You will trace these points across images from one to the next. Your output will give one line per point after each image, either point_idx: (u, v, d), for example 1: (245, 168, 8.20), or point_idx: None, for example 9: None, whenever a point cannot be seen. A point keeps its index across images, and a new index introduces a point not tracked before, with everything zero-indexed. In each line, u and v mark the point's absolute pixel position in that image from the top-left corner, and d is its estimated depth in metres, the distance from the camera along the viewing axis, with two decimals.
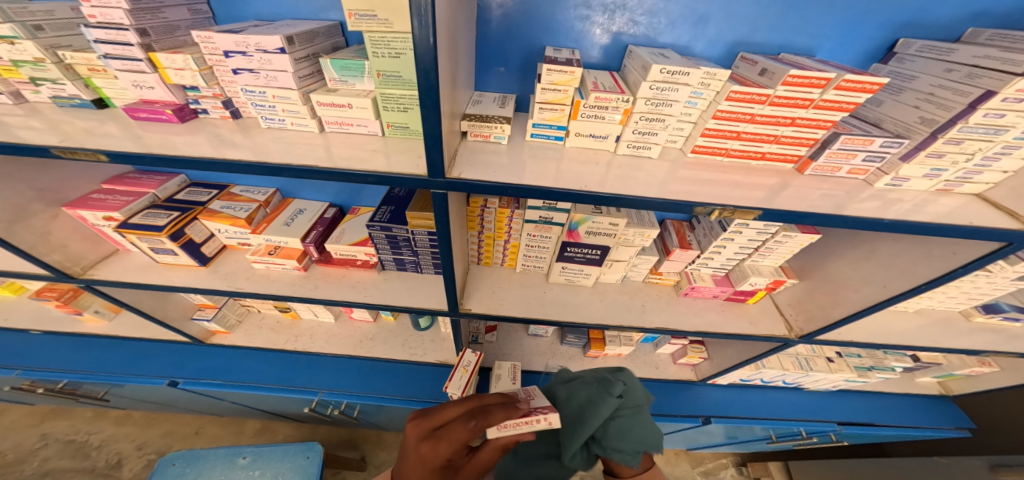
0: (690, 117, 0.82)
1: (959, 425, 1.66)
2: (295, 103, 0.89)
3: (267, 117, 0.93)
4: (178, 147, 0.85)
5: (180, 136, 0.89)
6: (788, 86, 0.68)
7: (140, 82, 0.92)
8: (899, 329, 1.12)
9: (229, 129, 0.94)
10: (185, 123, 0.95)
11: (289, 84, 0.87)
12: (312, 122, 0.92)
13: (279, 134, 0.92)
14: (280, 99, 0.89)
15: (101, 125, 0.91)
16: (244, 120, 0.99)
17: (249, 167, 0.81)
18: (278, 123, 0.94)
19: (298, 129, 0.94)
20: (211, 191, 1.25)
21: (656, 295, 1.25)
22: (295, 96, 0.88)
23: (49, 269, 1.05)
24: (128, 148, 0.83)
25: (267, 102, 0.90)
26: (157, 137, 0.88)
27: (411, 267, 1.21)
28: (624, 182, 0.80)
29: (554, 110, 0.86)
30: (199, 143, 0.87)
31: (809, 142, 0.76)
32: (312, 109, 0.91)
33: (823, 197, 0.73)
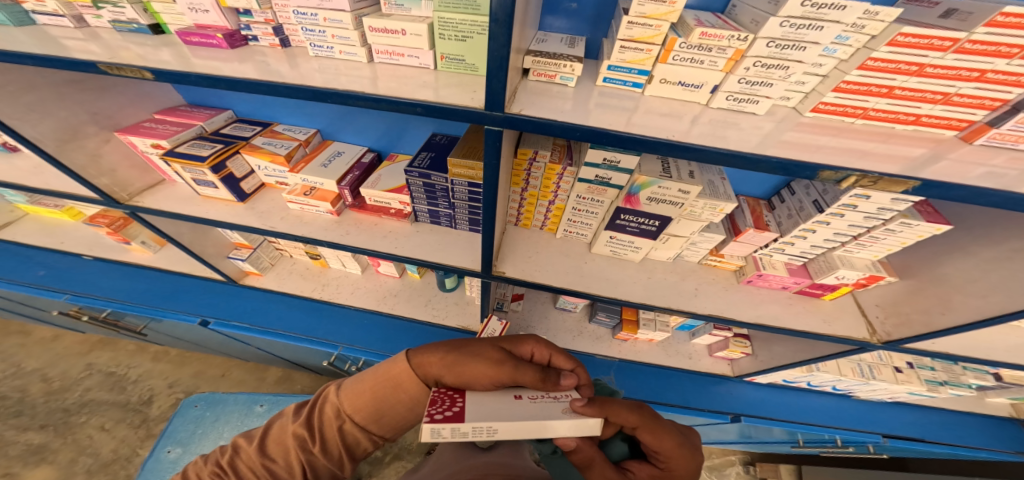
0: (819, 69, 0.66)
1: (1022, 450, 1.51)
2: (345, 28, 0.76)
3: (316, 44, 0.81)
4: (225, 71, 0.74)
5: (227, 62, 0.77)
6: (992, 28, 0.53)
7: (195, 5, 0.81)
8: (1005, 345, 0.98)
9: (275, 57, 0.81)
10: (235, 51, 0.83)
11: (343, 5, 0.74)
12: (362, 51, 0.79)
13: (325, 63, 0.80)
14: (330, 23, 0.76)
15: (155, 50, 0.80)
16: (293, 50, 0.85)
17: (300, 93, 0.71)
18: (326, 52, 0.81)
19: (347, 58, 0.81)
20: (255, 127, 1.16)
21: (712, 279, 1.14)
22: (347, 19, 0.74)
23: (97, 192, 1.02)
24: (175, 68, 0.74)
25: (317, 26, 0.78)
26: (204, 63, 0.76)
27: (446, 220, 1.13)
28: (714, 140, 0.66)
29: (638, 51, 0.71)
30: (246, 71, 0.75)
31: (993, 104, 0.59)
32: (364, 36, 0.78)
33: (987, 175, 0.58)
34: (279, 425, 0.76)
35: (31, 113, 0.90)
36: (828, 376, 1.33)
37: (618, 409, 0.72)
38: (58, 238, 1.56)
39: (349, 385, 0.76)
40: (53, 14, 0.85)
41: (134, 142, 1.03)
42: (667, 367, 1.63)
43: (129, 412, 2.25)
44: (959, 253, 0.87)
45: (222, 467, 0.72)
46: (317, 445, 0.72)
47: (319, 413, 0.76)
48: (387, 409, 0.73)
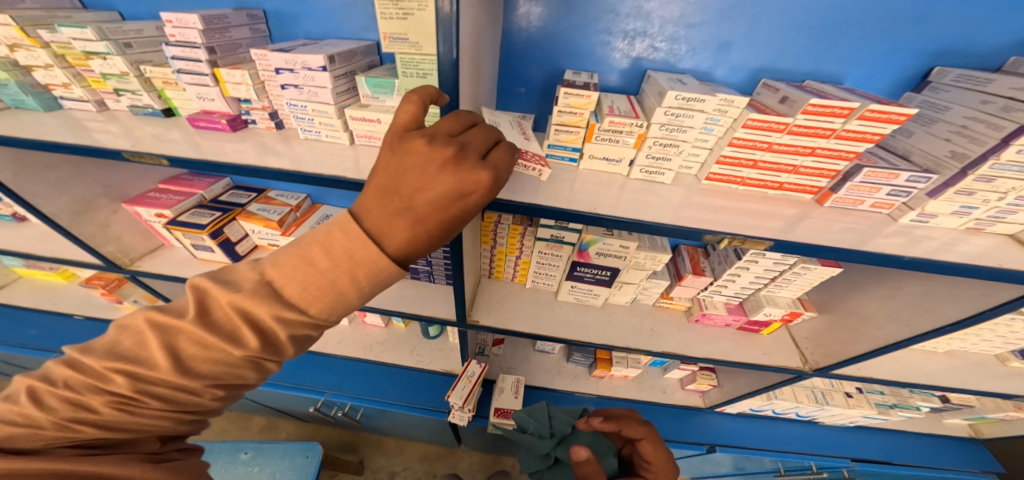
0: (705, 143, 0.84)
1: (987, 469, 1.55)
2: (331, 117, 0.91)
3: (306, 129, 0.95)
4: (229, 153, 0.88)
5: (231, 143, 0.92)
6: (809, 115, 0.71)
7: (204, 95, 0.93)
8: (911, 370, 1.15)
9: (272, 137, 0.96)
10: (237, 133, 0.97)
11: (328, 99, 0.88)
12: (344, 134, 0.94)
13: (315, 145, 0.95)
14: (319, 113, 0.91)
15: (167, 131, 0.94)
16: (286, 131, 1.00)
17: (286, 176, 0.83)
18: (314, 135, 0.96)
19: (332, 141, 0.96)
20: (250, 194, 1.27)
21: (667, 320, 1.25)
22: (331, 111, 0.89)
23: (103, 259, 1.13)
24: (185, 150, 0.87)
25: (307, 115, 0.92)
26: (213, 144, 0.91)
27: (425, 276, 1.24)
28: (635, 208, 0.81)
29: (570, 132, 0.87)
30: (246, 150, 0.89)
31: (830, 174, 0.79)
32: (346, 123, 0.93)
33: (843, 230, 0.76)
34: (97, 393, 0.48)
35: (52, 190, 1.01)
36: (786, 404, 1.43)
37: (629, 420, 0.94)
38: (52, 299, 1.63)
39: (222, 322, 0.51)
40: (79, 99, 0.99)
41: (138, 211, 1.13)
42: (644, 402, 1.69)
43: None
44: (856, 290, 1.05)
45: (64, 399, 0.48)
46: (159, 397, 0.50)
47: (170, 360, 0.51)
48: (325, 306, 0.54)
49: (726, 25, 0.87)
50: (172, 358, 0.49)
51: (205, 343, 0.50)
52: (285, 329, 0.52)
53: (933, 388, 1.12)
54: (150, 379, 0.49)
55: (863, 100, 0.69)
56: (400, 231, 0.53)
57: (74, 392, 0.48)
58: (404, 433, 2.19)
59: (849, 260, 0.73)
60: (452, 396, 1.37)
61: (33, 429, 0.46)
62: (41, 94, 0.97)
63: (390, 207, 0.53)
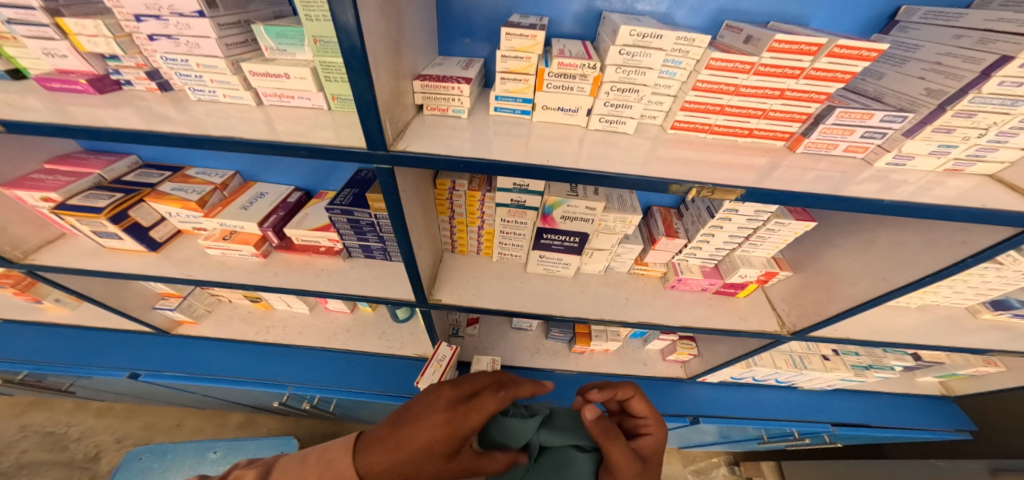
0: (668, 89, 0.74)
1: (959, 426, 1.56)
2: (223, 72, 0.76)
3: (195, 88, 0.79)
4: (99, 117, 0.72)
5: (103, 109, 0.74)
6: (775, 53, 0.62)
7: (51, 50, 0.77)
8: (883, 328, 1.13)
9: (158, 101, 0.79)
10: (105, 96, 0.80)
11: (215, 52, 0.74)
12: (247, 94, 0.79)
13: (210, 107, 0.79)
14: (206, 69, 0.75)
15: (21, 97, 0.75)
16: (174, 93, 0.83)
17: (170, 140, 0.69)
18: (209, 96, 0.80)
19: (232, 102, 0.80)
20: (164, 173, 1.11)
21: (642, 287, 1.19)
22: (221, 64, 0.74)
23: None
24: (41, 118, 0.70)
25: (192, 71, 0.77)
26: (81, 110, 0.73)
27: (380, 253, 1.13)
28: (598, 163, 0.71)
29: (517, 81, 0.76)
30: (127, 118, 0.73)
31: (801, 118, 0.70)
32: (246, 80, 0.78)
33: (816, 178, 0.68)
34: None
35: None
36: (766, 371, 1.42)
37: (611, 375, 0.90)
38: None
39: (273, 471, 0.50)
40: None
41: (20, 197, 0.94)
42: (625, 375, 1.65)
43: (75, 469, 2.11)
44: (828, 245, 0.99)
45: None
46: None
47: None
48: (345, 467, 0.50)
49: None
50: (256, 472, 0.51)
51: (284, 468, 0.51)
52: (432, 429, 0.52)
53: (908, 345, 1.10)
54: (410, 413, 0.54)
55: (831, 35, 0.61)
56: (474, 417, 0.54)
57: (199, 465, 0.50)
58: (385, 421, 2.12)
59: (827, 208, 0.66)
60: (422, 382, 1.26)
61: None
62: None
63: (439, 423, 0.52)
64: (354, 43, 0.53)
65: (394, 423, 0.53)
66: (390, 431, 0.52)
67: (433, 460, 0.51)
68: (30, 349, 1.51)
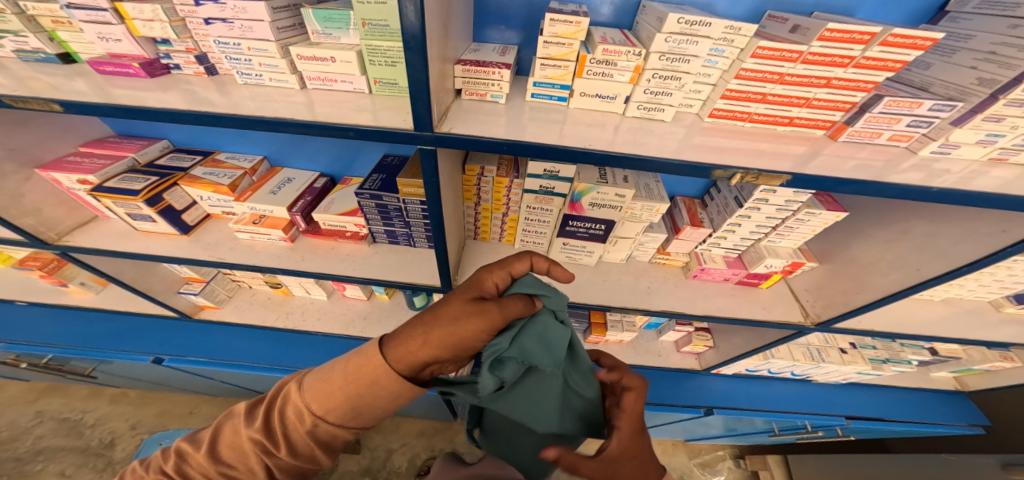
0: (708, 78, 0.75)
1: (974, 421, 1.57)
2: (273, 56, 0.75)
3: (243, 72, 0.79)
4: (144, 97, 0.72)
5: (149, 92, 0.74)
6: (825, 42, 0.62)
7: (105, 35, 0.76)
8: (905, 319, 1.14)
9: (203, 86, 0.78)
10: (156, 80, 0.80)
11: (267, 36, 0.74)
12: (292, 78, 0.78)
13: (256, 91, 0.78)
14: (256, 52, 0.75)
15: (69, 81, 0.75)
16: (221, 78, 0.83)
17: (214, 121, 0.68)
18: (255, 79, 0.79)
19: (278, 85, 0.79)
20: (194, 157, 1.12)
21: (664, 276, 1.20)
22: (272, 48, 0.74)
23: (22, 234, 0.92)
24: (89, 100, 0.70)
25: (242, 55, 0.76)
26: (127, 93, 0.73)
27: (404, 239, 1.13)
28: (634, 148, 0.72)
29: (557, 67, 0.77)
30: (172, 101, 0.71)
31: (845, 106, 0.70)
32: (293, 64, 0.77)
33: (857, 167, 0.68)
34: (232, 430, 0.66)
35: None
36: (782, 363, 1.43)
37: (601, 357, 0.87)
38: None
39: (311, 383, 0.64)
40: None
41: (57, 179, 0.95)
42: (639, 366, 1.67)
43: (90, 456, 2.14)
44: (859, 236, 0.99)
45: (167, 472, 0.65)
46: (281, 449, 0.63)
47: (280, 413, 0.65)
48: (366, 406, 0.63)
49: None
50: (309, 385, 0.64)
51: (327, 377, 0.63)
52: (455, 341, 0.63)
53: (930, 337, 1.10)
54: (432, 337, 0.62)
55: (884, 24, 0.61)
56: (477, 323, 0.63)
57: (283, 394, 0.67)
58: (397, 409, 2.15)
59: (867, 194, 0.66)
60: None
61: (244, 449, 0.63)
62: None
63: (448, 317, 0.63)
64: (408, 27, 0.54)
65: (426, 317, 0.64)
66: (424, 321, 0.64)
67: (466, 321, 0.63)
68: (54, 332, 1.52)
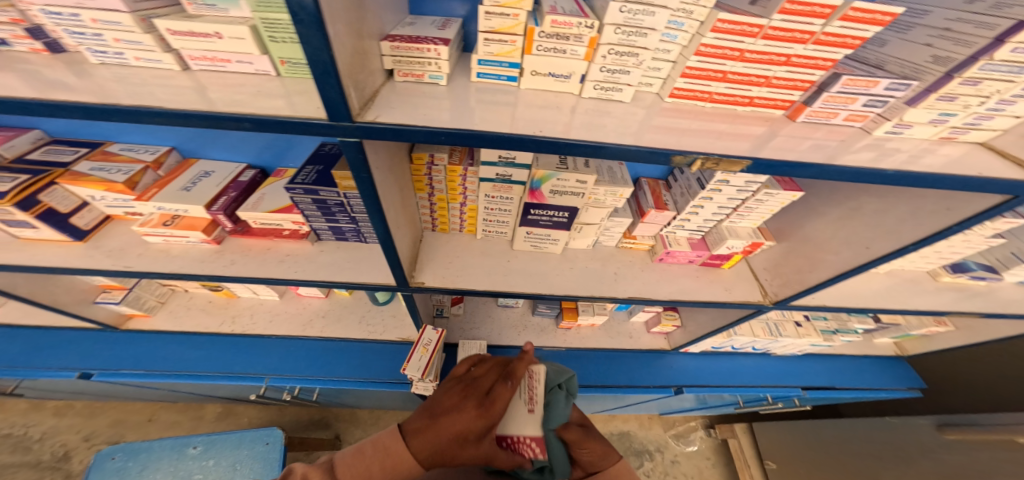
0: (667, 55, 0.69)
1: (912, 385, 1.70)
2: (131, 30, 0.60)
3: (96, 50, 0.63)
4: None
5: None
6: (786, 15, 0.58)
7: None
8: (855, 294, 1.18)
9: (46, 65, 0.62)
10: None
11: (117, 5, 0.59)
12: (168, 57, 0.63)
13: (120, 73, 0.63)
14: (106, 25, 0.59)
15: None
16: (70, 56, 0.66)
17: (63, 110, 0.54)
18: (115, 59, 0.63)
19: (148, 66, 0.64)
20: (77, 149, 0.95)
21: (630, 261, 1.17)
22: (127, 20, 0.59)
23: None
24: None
25: (88, 29, 0.60)
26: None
27: (353, 235, 1.04)
28: (588, 132, 0.66)
29: (503, 43, 0.69)
30: (10, 84, 0.57)
31: (804, 85, 0.67)
32: (164, 39, 0.62)
33: (813, 147, 0.66)
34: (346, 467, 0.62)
35: None
36: (744, 339, 1.47)
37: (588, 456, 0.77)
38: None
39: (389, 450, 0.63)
40: None
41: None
42: (611, 349, 1.68)
43: (46, 470, 1.98)
44: (814, 214, 1.00)
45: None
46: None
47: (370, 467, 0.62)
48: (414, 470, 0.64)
49: None
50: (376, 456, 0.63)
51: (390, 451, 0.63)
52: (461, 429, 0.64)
53: (876, 309, 1.15)
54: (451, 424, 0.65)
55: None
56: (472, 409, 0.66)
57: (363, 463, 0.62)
58: (372, 405, 2.10)
59: (822, 178, 0.64)
60: (409, 368, 1.24)
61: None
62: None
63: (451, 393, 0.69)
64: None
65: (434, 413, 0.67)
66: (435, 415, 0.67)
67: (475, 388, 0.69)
68: None
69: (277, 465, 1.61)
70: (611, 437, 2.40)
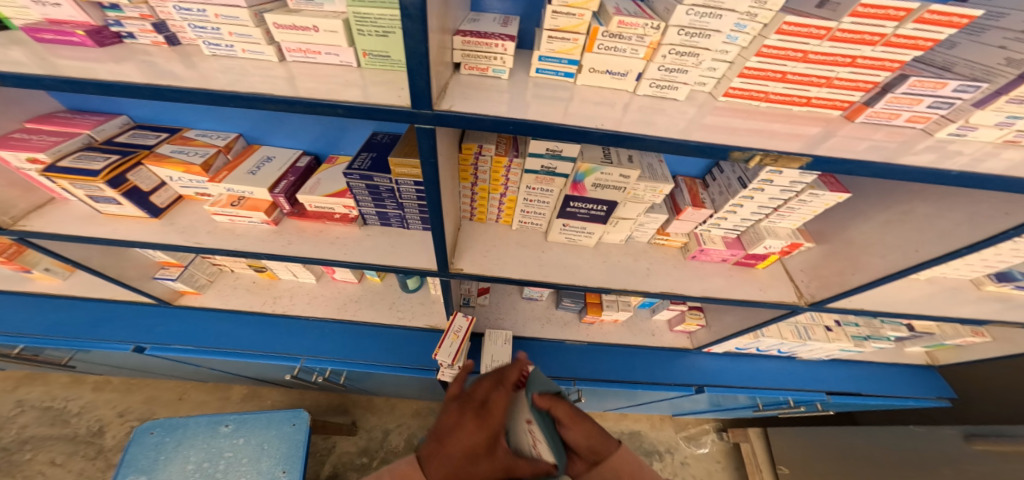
0: (726, 56, 0.71)
1: (942, 395, 1.69)
2: (245, 25, 0.66)
3: (211, 42, 0.69)
4: (96, 68, 0.63)
5: (100, 63, 0.64)
6: (856, 18, 0.59)
7: None
8: (890, 299, 1.17)
9: (164, 55, 0.69)
10: (106, 50, 0.69)
11: (237, 1, 0.65)
12: (270, 49, 0.69)
13: (227, 63, 0.69)
14: (225, 20, 0.66)
15: (2, 50, 0.64)
16: (184, 48, 0.72)
17: (179, 95, 0.61)
18: (226, 51, 0.70)
19: (252, 58, 0.70)
20: (160, 134, 1.03)
21: (663, 258, 1.19)
22: (244, 15, 0.64)
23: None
24: (30, 72, 0.60)
25: (209, 23, 0.67)
26: (72, 64, 0.63)
27: (397, 221, 1.09)
28: (646, 128, 0.68)
29: (565, 41, 0.72)
30: (129, 72, 0.63)
31: (866, 87, 0.68)
32: (270, 33, 0.68)
33: (871, 148, 0.67)
34: None
35: None
36: (772, 341, 1.48)
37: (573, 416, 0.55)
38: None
39: None
40: None
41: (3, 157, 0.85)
42: (633, 345, 1.70)
43: (80, 444, 2.08)
44: (861, 216, 1.00)
45: None
46: None
47: None
48: None
49: None
50: None
51: None
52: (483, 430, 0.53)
53: (911, 315, 1.15)
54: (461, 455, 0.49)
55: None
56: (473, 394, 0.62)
57: None
58: (392, 391, 2.15)
59: (872, 176, 0.65)
60: (440, 354, 1.28)
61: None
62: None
63: None
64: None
65: None
66: None
67: None
68: (20, 322, 1.42)
69: (303, 447, 1.68)
70: (622, 435, 2.42)
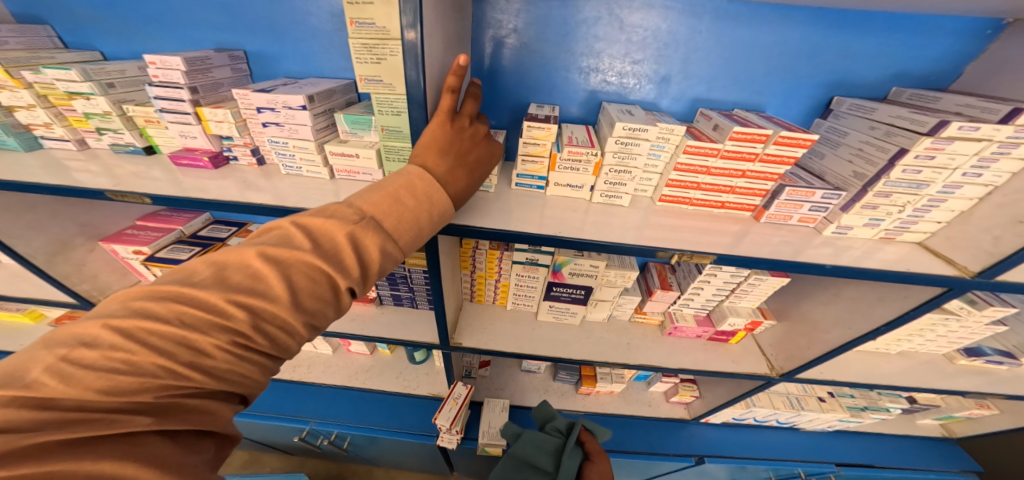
0: (655, 169, 0.93)
1: (967, 467, 1.60)
2: (311, 152, 0.93)
3: (288, 165, 0.96)
4: (208, 189, 0.88)
5: (211, 180, 0.92)
6: (735, 141, 0.80)
7: (186, 133, 0.94)
8: (864, 371, 1.23)
9: (254, 174, 0.97)
10: (218, 170, 0.98)
11: (308, 136, 0.90)
12: (324, 170, 0.95)
13: (296, 181, 0.95)
14: (299, 150, 0.92)
15: (148, 169, 0.94)
16: (268, 166, 1.01)
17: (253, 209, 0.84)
18: (295, 171, 0.97)
19: (312, 176, 0.97)
20: (231, 228, 1.26)
21: (642, 334, 1.31)
22: (312, 147, 0.91)
23: (76, 298, 1.09)
24: (160, 189, 0.86)
25: (288, 151, 0.93)
26: (190, 183, 0.90)
27: (408, 301, 1.27)
28: (600, 230, 0.87)
29: (535, 162, 0.95)
30: (228, 187, 0.90)
31: (761, 193, 0.87)
32: (326, 158, 0.95)
33: (781, 242, 0.84)
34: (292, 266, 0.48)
35: (30, 231, 0.98)
36: (765, 411, 1.50)
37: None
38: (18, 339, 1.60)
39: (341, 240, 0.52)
40: (60, 139, 0.98)
41: (115, 249, 1.11)
42: (630, 415, 1.72)
43: None
44: (806, 297, 1.13)
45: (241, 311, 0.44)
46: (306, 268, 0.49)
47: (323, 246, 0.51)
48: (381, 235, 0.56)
49: (664, 62, 0.98)
50: (290, 290, 0.47)
51: (314, 277, 0.49)
52: (379, 263, 0.54)
53: (887, 387, 1.19)
54: (266, 313, 0.46)
55: (776, 129, 0.79)
56: (463, 180, 0.65)
57: (193, 331, 0.42)
58: (394, 461, 2.15)
59: (786, 270, 0.80)
60: (440, 418, 1.37)
61: (144, 377, 0.39)
62: (22, 134, 0.95)
63: (453, 160, 0.64)
64: (411, 86, 0.66)
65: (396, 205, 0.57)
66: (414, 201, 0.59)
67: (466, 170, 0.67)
68: None
69: None
70: None
